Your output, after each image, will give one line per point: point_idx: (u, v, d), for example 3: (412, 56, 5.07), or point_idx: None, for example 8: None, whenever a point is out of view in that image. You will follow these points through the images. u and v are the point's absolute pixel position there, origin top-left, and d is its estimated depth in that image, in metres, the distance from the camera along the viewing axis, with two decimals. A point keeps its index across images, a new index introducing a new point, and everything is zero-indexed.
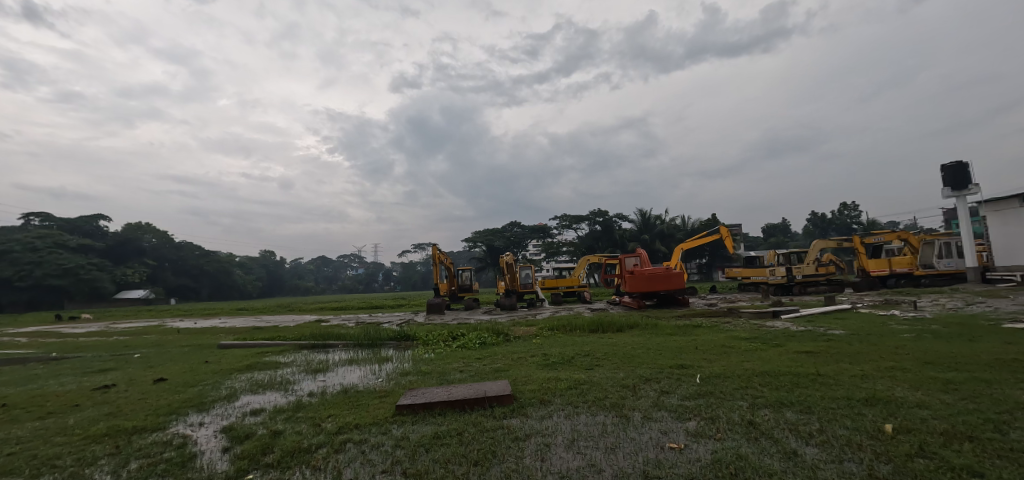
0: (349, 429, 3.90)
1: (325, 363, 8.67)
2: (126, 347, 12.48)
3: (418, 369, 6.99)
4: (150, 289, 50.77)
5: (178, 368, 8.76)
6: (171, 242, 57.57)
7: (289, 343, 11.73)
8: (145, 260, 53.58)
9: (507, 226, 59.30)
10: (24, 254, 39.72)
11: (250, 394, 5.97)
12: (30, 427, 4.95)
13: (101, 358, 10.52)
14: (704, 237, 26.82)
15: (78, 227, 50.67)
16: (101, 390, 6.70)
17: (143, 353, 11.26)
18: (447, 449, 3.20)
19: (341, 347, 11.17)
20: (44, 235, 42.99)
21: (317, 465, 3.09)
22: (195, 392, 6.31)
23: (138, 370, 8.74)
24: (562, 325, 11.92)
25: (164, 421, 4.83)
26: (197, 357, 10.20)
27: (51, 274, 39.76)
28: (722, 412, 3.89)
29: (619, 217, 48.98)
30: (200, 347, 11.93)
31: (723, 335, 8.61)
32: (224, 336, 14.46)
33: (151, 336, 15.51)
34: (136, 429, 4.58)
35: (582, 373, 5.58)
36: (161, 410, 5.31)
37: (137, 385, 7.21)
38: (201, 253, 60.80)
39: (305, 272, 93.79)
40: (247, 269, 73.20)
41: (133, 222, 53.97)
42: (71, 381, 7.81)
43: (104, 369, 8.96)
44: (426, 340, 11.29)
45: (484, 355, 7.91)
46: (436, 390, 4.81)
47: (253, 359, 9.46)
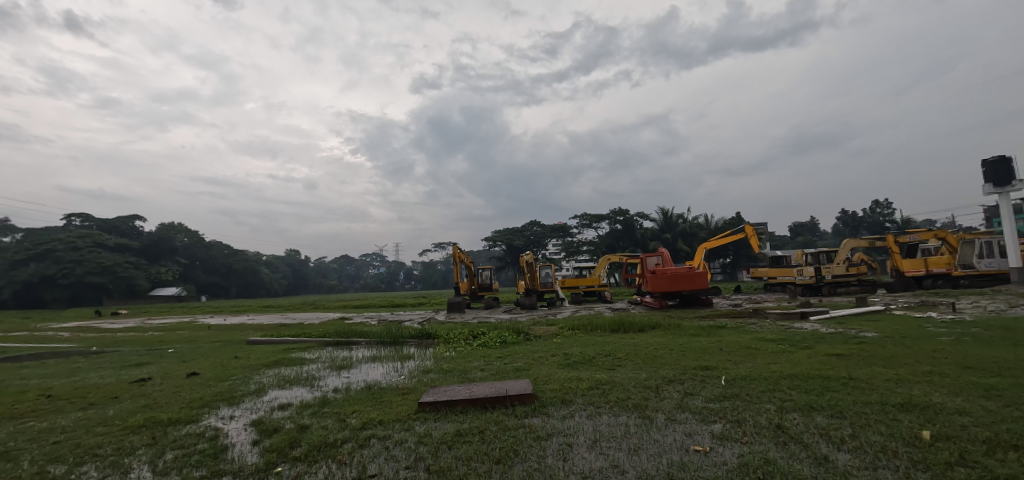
0: (373, 424, 3.97)
1: (349, 359, 8.85)
2: (160, 343, 12.97)
3: (440, 366, 7.08)
4: (182, 287, 52.61)
5: (209, 363, 9.08)
6: (201, 242, 59.41)
7: (314, 340, 12.01)
8: (177, 258, 55.49)
9: (527, 226, 59.29)
10: (66, 253, 41.69)
11: (277, 389, 6.13)
12: (74, 417, 5.20)
13: (137, 353, 10.97)
14: (728, 236, 26.26)
15: (115, 227, 52.61)
16: (138, 383, 6.99)
17: (176, 348, 11.69)
18: (469, 446, 3.23)
19: (364, 344, 11.37)
20: (85, 235, 44.96)
21: (343, 460, 3.16)
22: (225, 386, 6.53)
23: (172, 364, 9.10)
24: (583, 324, 11.83)
25: (197, 414, 5.00)
26: (228, 352, 10.56)
27: (90, 272, 41.52)
28: (749, 415, 3.80)
29: (640, 215, 48.46)
30: (229, 343, 12.29)
31: (747, 337, 8.41)
32: (252, 333, 14.85)
33: (184, 332, 16.09)
34: (171, 421, 4.76)
35: (604, 373, 5.54)
36: (194, 403, 5.50)
37: (172, 378, 7.50)
38: (229, 252, 62.72)
39: (329, 271, 95.66)
40: (273, 266, 75.10)
41: (167, 222, 56.14)
42: (112, 373, 8.19)
43: (141, 363, 9.36)
44: (447, 338, 11.39)
45: (504, 354, 7.94)
46: (458, 388, 4.85)
47: (280, 355, 9.74)
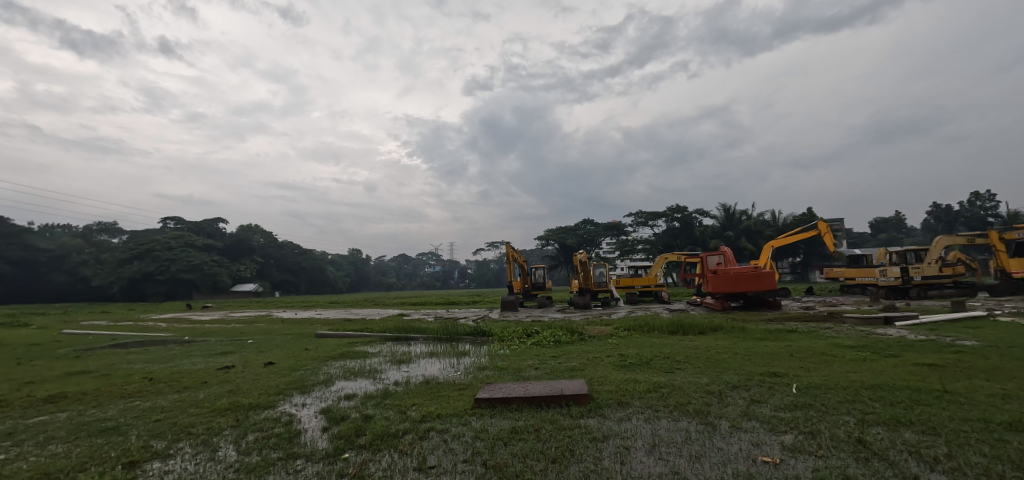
0: (432, 417, 4.10)
1: (408, 354, 9.22)
2: (241, 334, 14.18)
3: (495, 363, 7.18)
4: (259, 283, 57.00)
5: (283, 354, 9.79)
6: (274, 242, 63.96)
7: (376, 334, 12.59)
8: (254, 257, 60.17)
9: (580, 224, 58.66)
10: (163, 253, 46.49)
11: (343, 380, 6.51)
12: (172, 398, 5.82)
13: (222, 342, 12.08)
14: (799, 234, 24.52)
15: (202, 229, 57.86)
16: (223, 370, 7.68)
17: (255, 339, 12.73)
18: (524, 444, 3.25)
19: (422, 340, 11.80)
20: (178, 236, 49.94)
21: (405, 450, 3.29)
22: (298, 376, 7.03)
23: (251, 354, 9.89)
24: (639, 325, 11.54)
25: (274, 400, 5.42)
26: (299, 344, 11.32)
27: (183, 269, 46.04)
28: (825, 427, 3.54)
29: (699, 212, 46.46)
30: (300, 336, 13.20)
31: (821, 342, 7.82)
32: (320, 326, 15.82)
33: (261, 324, 17.46)
34: (252, 406, 5.19)
35: (662, 376, 5.38)
36: (271, 390, 5.97)
37: (251, 366, 8.16)
38: (299, 251, 67.12)
39: (388, 269, 99.72)
40: (337, 265, 79.43)
41: (246, 224, 61.10)
42: (202, 360, 9.05)
43: (225, 352, 10.27)
44: (502, 335, 11.55)
45: (559, 353, 7.92)
46: (513, 386, 4.89)
47: (345, 348, 10.30)
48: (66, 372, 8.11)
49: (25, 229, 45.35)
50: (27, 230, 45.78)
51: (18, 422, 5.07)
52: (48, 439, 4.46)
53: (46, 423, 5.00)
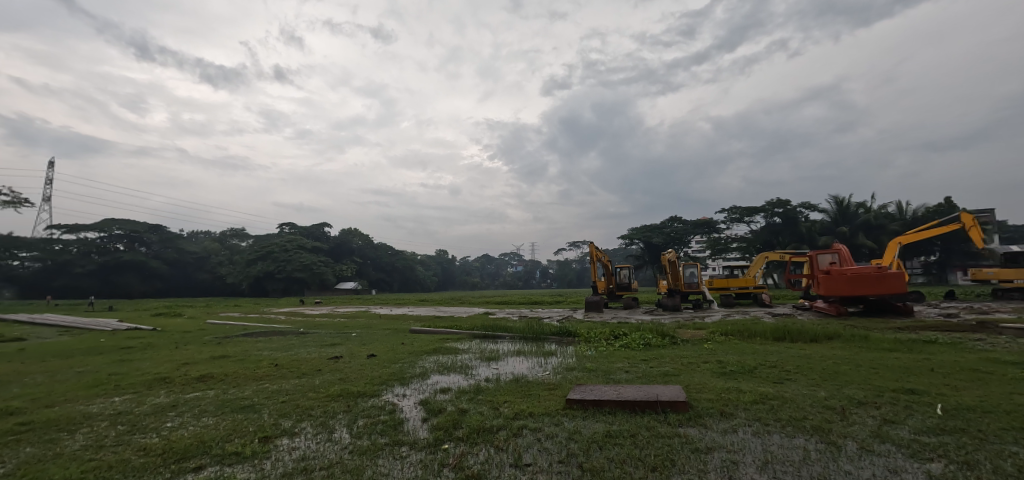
0: (525, 415, 4.16)
1: (496, 352, 9.44)
2: (346, 328, 15.54)
3: (583, 365, 7.08)
4: (358, 282, 62.09)
5: (383, 347, 10.53)
6: (371, 244, 69.11)
7: (465, 332, 13.05)
8: (354, 257, 65.53)
9: (667, 222, 55.97)
10: (280, 254, 52.50)
11: (438, 374, 6.85)
12: (294, 383, 6.54)
13: (331, 335, 13.33)
14: (934, 228, 21.12)
15: (311, 232, 64.21)
16: (333, 360, 8.48)
17: (358, 333, 13.87)
18: (620, 449, 3.16)
19: (508, 338, 12.03)
20: (292, 239, 56.09)
21: (500, 446, 3.37)
22: (397, 368, 7.54)
23: (356, 346, 10.79)
24: (738, 330, 10.70)
25: (378, 389, 5.87)
26: (396, 338, 12.10)
27: (296, 269, 51.59)
28: (985, 458, 2.99)
29: (805, 207, 42.04)
30: (396, 331, 14.14)
31: (971, 356, 6.65)
32: (413, 323, 16.82)
33: (361, 319, 19.00)
34: (359, 393, 5.67)
35: (770, 387, 4.93)
36: (374, 380, 6.47)
37: (356, 358, 8.89)
38: (392, 252, 71.94)
39: (472, 269, 103.03)
40: (426, 264, 83.73)
41: (347, 228, 66.89)
42: (315, 350, 10.06)
43: (334, 343, 11.32)
44: (588, 336, 11.38)
45: (650, 357, 7.61)
46: (605, 389, 4.79)
47: (437, 344, 10.81)
48: (211, 356, 9.49)
49: (177, 234, 53.71)
50: (178, 235, 54.21)
51: (179, 396, 6.03)
52: (202, 412, 5.25)
53: (199, 398, 5.88)
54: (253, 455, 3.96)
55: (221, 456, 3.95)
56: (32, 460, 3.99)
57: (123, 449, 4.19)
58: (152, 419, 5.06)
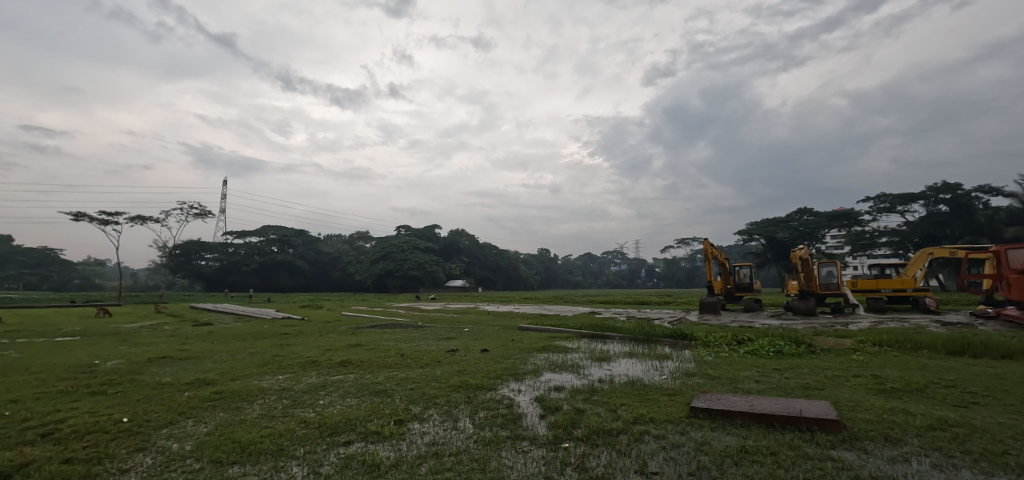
0: (645, 421, 3.99)
1: (607, 353, 9.21)
2: (458, 323, 16.43)
3: (704, 370, 6.62)
4: (466, 280, 65.35)
5: (495, 342, 10.93)
6: (477, 243, 72.21)
7: (572, 331, 12.97)
8: (462, 257, 69.05)
9: (795, 215, 49.88)
10: (398, 254, 57.38)
11: (550, 372, 6.92)
12: (419, 372, 7.09)
13: (445, 329, 14.18)
14: None
15: (424, 234, 69.05)
16: (451, 353, 9.01)
17: (469, 328, 14.56)
18: (760, 467, 2.86)
19: (617, 339, 11.68)
20: (408, 240, 60.98)
21: (622, 450, 3.28)
22: (510, 363, 7.75)
23: (470, 340, 11.35)
24: (895, 340, 9.10)
25: (495, 383, 6.11)
26: (505, 335, 12.49)
27: (412, 267, 55.97)
28: None
29: (983, 190, 34.45)
30: (505, 328, 14.56)
31: None
32: (520, 320, 17.18)
33: (471, 316, 19.93)
34: (478, 386, 5.95)
35: (952, 412, 4.08)
36: (490, 374, 6.74)
37: (471, 351, 9.36)
38: (497, 251, 74.65)
39: (575, 268, 102.30)
40: (529, 263, 85.10)
41: (455, 229, 70.75)
42: (434, 343, 10.80)
43: (449, 337, 12.03)
44: (706, 341, 10.56)
45: (783, 367, 6.80)
46: (734, 399, 4.40)
47: (546, 342, 10.92)
48: (348, 344, 10.70)
49: (316, 237, 61.62)
50: (317, 238, 62.18)
51: (327, 378, 6.91)
52: (346, 393, 5.96)
53: (342, 380, 6.68)
54: (391, 435, 4.39)
55: (365, 434, 4.44)
56: (226, 423, 4.88)
57: (290, 420, 4.92)
58: (308, 396, 5.87)
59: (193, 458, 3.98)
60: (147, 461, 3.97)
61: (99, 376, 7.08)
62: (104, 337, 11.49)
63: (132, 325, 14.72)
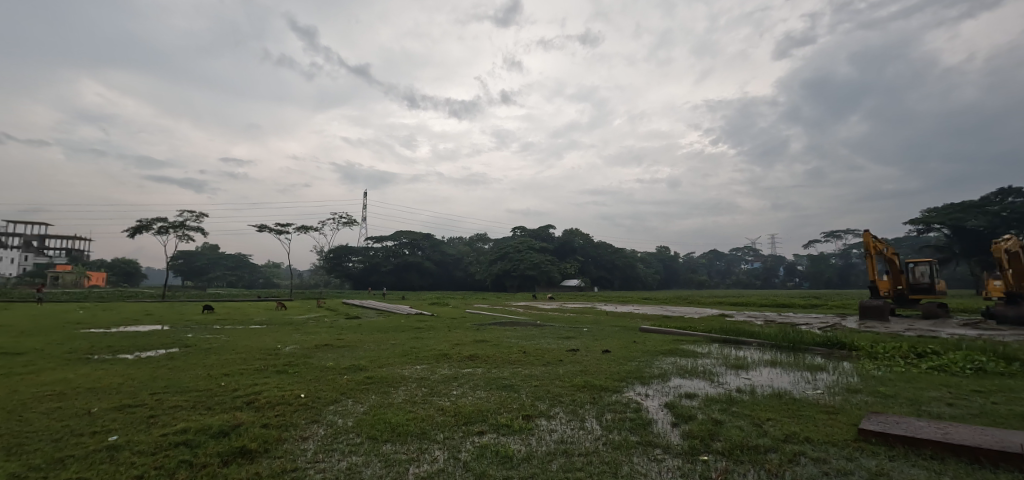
0: (797, 440, 3.55)
1: (744, 360, 8.39)
2: (577, 322, 16.38)
3: (872, 387, 5.65)
4: (581, 279, 64.87)
5: (617, 343, 10.65)
6: (592, 242, 71.15)
7: (701, 334, 12.05)
8: (577, 256, 68.65)
9: (994, 198, 39.90)
10: (515, 254, 59.15)
11: (679, 377, 6.58)
12: (542, 369, 7.25)
13: (565, 328, 14.25)
14: None
15: (538, 234, 70.11)
16: (572, 352, 9.01)
17: (589, 327, 14.42)
18: None
19: (756, 345, 10.55)
20: (524, 241, 62.54)
21: (773, 470, 2.95)
22: (634, 366, 7.50)
23: (590, 340, 11.23)
24: None
25: (619, 385, 6.00)
26: (627, 336, 12.09)
27: (528, 267, 57.26)
28: None
29: None
30: (625, 328, 14.13)
31: None
32: (641, 321, 16.50)
33: (589, 315, 19.70)
34: (602, 387, 5.90)
35: None
36: (614, 375, 6.62)
37: (592, 352, 9.26)
38: (613, 250, 72.88)
39: (699, 266, 94.99)
40: (648, 262, 81.24)
41: (570, 229, 70.60)
42: (554, 342, 10.92)
43: (569, 336, 12.08)
44: (872, 351, 8.98)
45: (989, 388, 5.47)
46: (918, 423, 3.67)
47: (672, 345, 10.31)
48: (474, 339, 11.35)
49: (441, 240, 66.57)
50: (441, 241, 67.15)
51: (458, 370, 7.42)
52: (476, 385, 6.34)
53: (472, 373, 7.12)
54: (521, 429, 4.54)
55: (497, 425, 4.67)
56: (378, 404, 5.53)
57: (430, 407, 5.38)
58: (443, 385, 6.37)
59: (355, 433, 4.58)
60: (320, 432, 4.67)
61: (281, 358, 8.55)
62: (282, 327, 13.82)
63: (301, 317, 17.48)
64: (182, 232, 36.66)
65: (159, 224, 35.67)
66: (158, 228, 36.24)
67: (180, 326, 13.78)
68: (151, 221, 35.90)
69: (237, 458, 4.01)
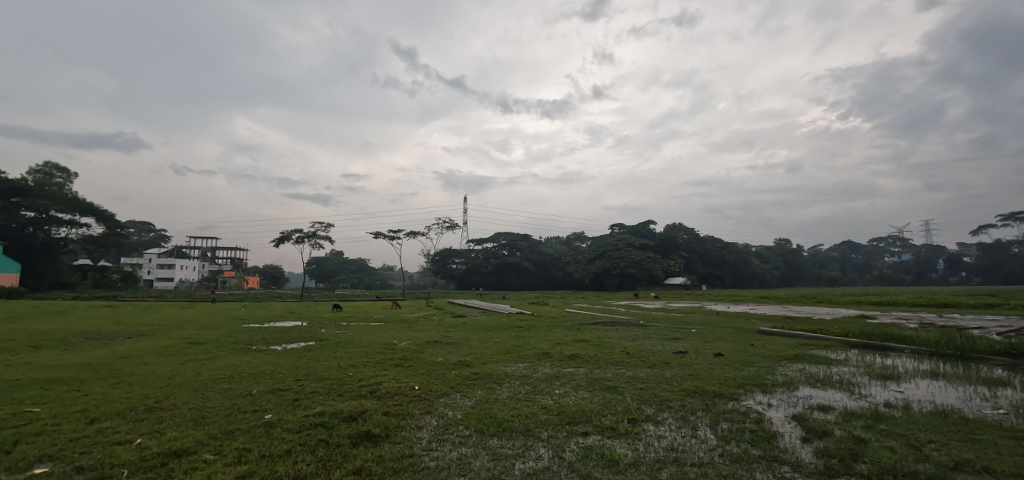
0: None
1: (893, 369, 7.19)
2: (684, 322, 15.43)
3: None
4: (687, 276, 60.98)
5: (731, 347, 9.79)
6: (698, 237, 66.56)
7: (836, 338, 10.57)
8: (681, 252, 64.69)
9: None
10: (614, 252, 57.46)
11: (809, 387, 5.89)
12: (648, 372, 6.95)
13: (671, 328, 13.49)
14: None
15: (638, 231, 67.27)
16: (680, 355, 8.50)
17: (698, 329, 13.49)
18: None
19: (908, 352, 8.98)
20: (623, 238, 60.50)
21: None
22: (753, 372, 6.84)
23: (700, 343, 10.48)
24: None
25: (736, 393, 5.56)
26: (743, 338, 11.07)
27: (628, 265, 55.23)
28: None
29: None
30: (741, 330, 12.96)
31: None
32: (760, 322, 15.02)
33: (698, 315, 18.43)
34: (716, 394, 5.51)
35: None
36: (729, 381, 6.12)
37: (703, 355, 8.62)
38: (722, 245, 67.53)
39: (829, 260, 83.64)
40: (765, 257, 73.66)
41: (672, 223, 66.70)
42: (660, 343, 10.39)
43: (677, 338, 11.41)
44: None
45: None
46: None
47: (799, 350, 9.18)
48: (575, 339, 11.25)
49: (538, 240, 67.23)
50: (539, 241, 67.82)
51: (560, 369, 7.40)
52: (578, 385, 6.26)
53: (574, 373, 7.05)
54: (626, 433, 4.38)
55: (602, 427, 4.56)
56: (484, 400, 5.74)
57: (534, 404, 5.45)
58: (546, 384, 6.41)
59: (464, 426, 4.80)
60: (432, 422, 4.96)
61: (397, 353, 9.29)
62: (397, 324, 15.04)
63: (412, 315, 18.88)
64: (313, 241, 41.66)
65: (296, 233, 41.05)
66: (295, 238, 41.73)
67: (316, 322, 15.73)
68: (290, 232, 41.47)
69: (364, 441, 4.42)
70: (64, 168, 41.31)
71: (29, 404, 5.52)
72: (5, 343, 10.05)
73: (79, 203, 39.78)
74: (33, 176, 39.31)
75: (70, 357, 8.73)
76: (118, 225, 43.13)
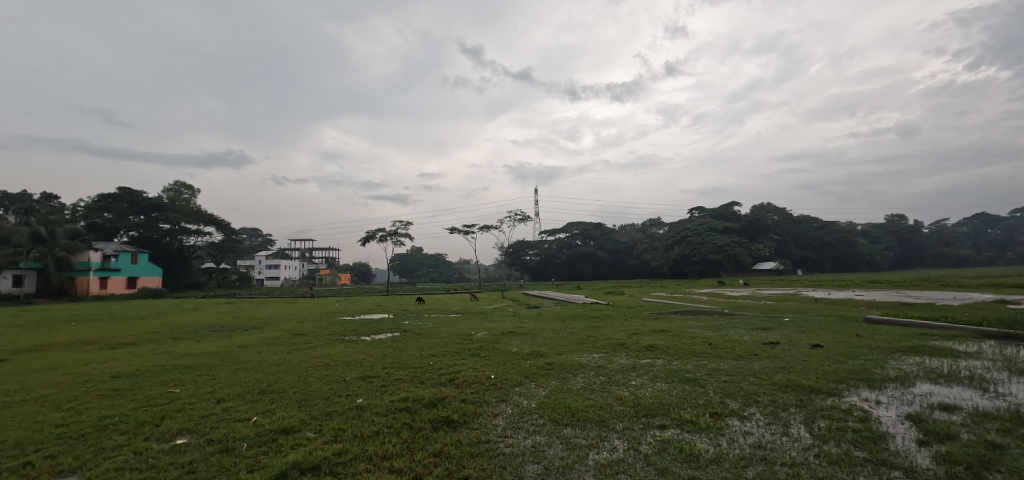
0: None
1: None
2: (777, 311, 14.23)
3: None
4: (779, 261, 56.23)
5: (830, 337, 8.86)
6: (790, 218, 60.81)
7: (963, 328, 9.18)
8: (772, 235, 59.41)
9: None
10: (693, 238, 54.32)
11: (929, 383, 5.19)
12: (733, 364, 6.49)
13: (761, 318, 12.52)
14: None
15: (722, 214, 62.40)
16: (769, 346, 7.85)
17: (792, 318, 12.37)
18: None
19: None
20: (702, 222, 56.78)
21: None
22: (858, 365, 6.15)
23: (793, 333, 9.61)
24: None
25: (837, 388, 5.04)
26: (848, 328, 9.97)
27: (711, 250, 52.01)
28: None
29: None
30: (844, 319, 11.71)
31: None
32: (867, 310, 13.53)
33: (793, 303, 16.95)
34: (813, 388, 5.04)
35: None
36: (828, 375, 5.55)
37: (797, 346, 7.90)
38: (820, 224, 61.10)
39: (957, 236, 72.18)
40: (874, 236, 65.27)
41: (759, 204, 61.53)
42: (746, 333, 9.69)
43: (766, 327, 10.58)
44: None
45: None
46: None
47: (916, 341, 8.02)
48: (653, 329, 10.82)
49: (612, 229, 65.50)
50: (612, 230, 66.11)
51: (636, 360, 7.19)
52: (656, 377, 6.03)
53: (651, 364, 6.82)
54: (708, 428, 4.17)
55: (680, 421, 4.38)
56: (558, 389, 5.75)
57: (608, 395, 5.35)
58: (621, 375, 6.25)
59: (538, 414, 4.86)
60: (507, 410, 5.07)
61: (474, 343, 9.60)
62: (474, 316, 15.56)
63: (488, 307, 19.39)
64: (394, 238, 43.97)
65: (379, 232, 43.78)
66: (379, 236, 44.38)
67: (400, 315, 16.67)
68: (374, 232, 44.18)
69: (444, 425, 4.65)
70: (190, 186, 48.03)
71: (172, 386, 6.49)
72: (153, 335, 11.88)
73: (201, 214, 45.72)
74: (167, 194, 46.05)
75: (200, 346, 10.08)
76: (233, 232, 48.92)
